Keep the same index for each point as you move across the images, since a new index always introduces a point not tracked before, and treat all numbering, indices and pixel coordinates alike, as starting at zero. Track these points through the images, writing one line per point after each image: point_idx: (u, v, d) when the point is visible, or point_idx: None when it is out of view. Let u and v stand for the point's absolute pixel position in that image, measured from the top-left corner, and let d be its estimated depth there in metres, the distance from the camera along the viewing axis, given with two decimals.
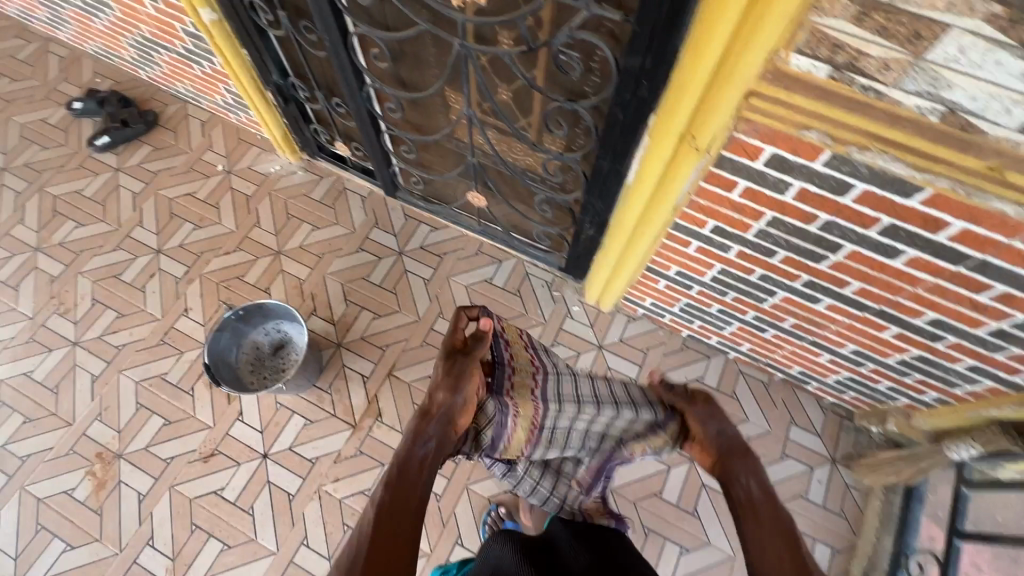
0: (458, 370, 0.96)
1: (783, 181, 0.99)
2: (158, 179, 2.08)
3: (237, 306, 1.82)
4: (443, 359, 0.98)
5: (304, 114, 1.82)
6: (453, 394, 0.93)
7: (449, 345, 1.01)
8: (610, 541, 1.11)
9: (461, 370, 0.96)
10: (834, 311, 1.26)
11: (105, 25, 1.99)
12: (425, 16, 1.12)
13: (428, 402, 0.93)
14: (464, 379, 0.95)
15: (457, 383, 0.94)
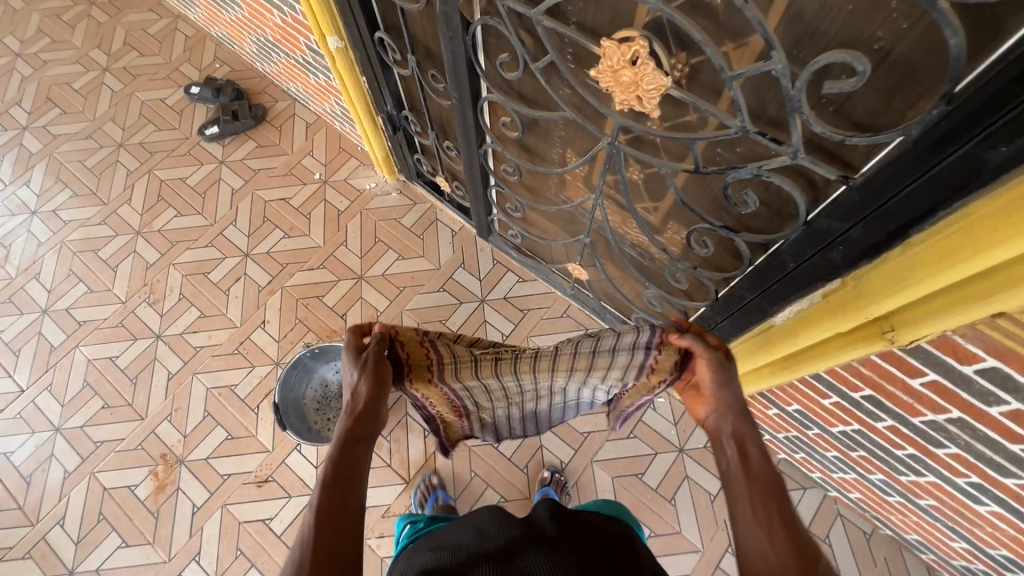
0: (373, 380, 0.81)
1: (995, 394, 0.77)
2: (257, 178, 2.06)
3: (312, 344, 1.78)
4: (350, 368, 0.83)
5: (411, 145, 1.73)
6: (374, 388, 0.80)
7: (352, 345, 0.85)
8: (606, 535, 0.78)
9: (376, 371, 0.81)
10: (998, 519, 1.02)
11: (232, 18, 1.96)
12: (572, 103, 0.97)
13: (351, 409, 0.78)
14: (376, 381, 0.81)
15: (369, 385, 0.80)
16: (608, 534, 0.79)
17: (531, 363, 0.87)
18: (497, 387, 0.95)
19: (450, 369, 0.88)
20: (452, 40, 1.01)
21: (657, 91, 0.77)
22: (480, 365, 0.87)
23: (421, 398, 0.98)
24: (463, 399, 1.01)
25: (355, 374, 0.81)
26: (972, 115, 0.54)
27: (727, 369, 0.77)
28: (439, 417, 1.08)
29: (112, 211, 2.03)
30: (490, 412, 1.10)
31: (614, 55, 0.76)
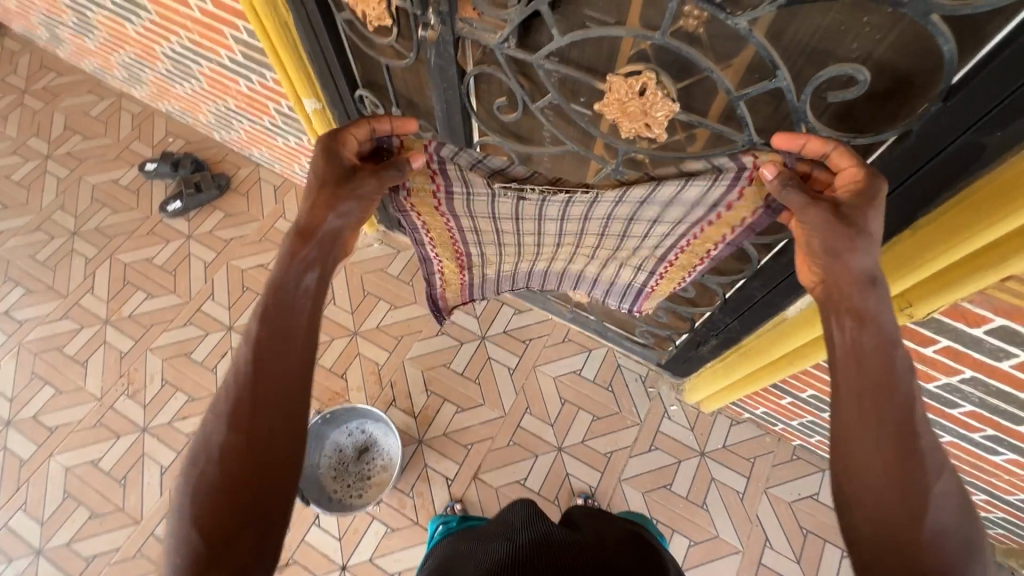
0: (355, 196, 0.78)
1: (1004, 350, 0.84)
2: (229, 248, 2.00)
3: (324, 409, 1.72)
4: (330, 153, 0.77)
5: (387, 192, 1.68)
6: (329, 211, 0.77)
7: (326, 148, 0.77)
8: (634, 535, 0.85)
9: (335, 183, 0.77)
10: (1016, 466, 1.09)
11: (184, 91, 1.90)
12: (573, 135, 1.01)
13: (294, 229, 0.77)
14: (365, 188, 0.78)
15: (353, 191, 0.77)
16: (631, 535, 0.86)
17: (559, 210, 0.84)
18: (506, 233, 0.98)
19: (469, 209, 0.89)
20: (446, 88, 1.04)
21: (666, 116, 0.82)
22: (497, 201, 0.84)
23: (424, 231, 1.01)
24: (472, 244, 1.04)
25: (336, 179, 0.77)
26: (969, 106, 0.61)
27: (848, 229, 0.64)
28: (439, 264, 1.14)
29: (73, 303, 1.92)
30: (495, 267, 1.16)
31: (622, 89, 0.82)
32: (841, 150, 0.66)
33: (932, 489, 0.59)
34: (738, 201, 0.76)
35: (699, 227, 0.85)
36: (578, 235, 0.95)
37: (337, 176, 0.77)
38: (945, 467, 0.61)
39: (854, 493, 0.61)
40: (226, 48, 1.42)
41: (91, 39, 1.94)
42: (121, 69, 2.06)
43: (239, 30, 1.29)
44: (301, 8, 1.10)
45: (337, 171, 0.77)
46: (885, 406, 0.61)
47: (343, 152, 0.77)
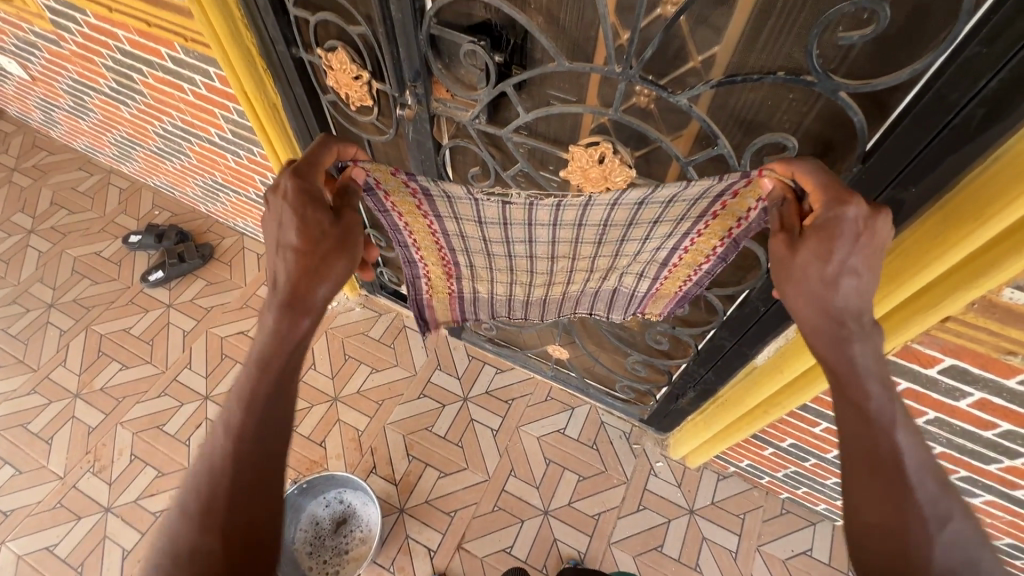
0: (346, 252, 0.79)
1: (959, 389, 0.89)
2: (210, 316, 2.00)
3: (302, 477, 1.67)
4: (306, 190, 0.76)
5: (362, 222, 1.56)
6: (319, 279, 0.77)
7: (301, 199, 0.76)
8: None
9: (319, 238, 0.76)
10: (994, 508, 1.09)
11: (173, 167, 1.98)
12: None
13: (285, 297, 0.75)
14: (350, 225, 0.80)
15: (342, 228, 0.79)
16: None
17: (550, 215, 0.87)
18: (494, 240, 1.00)
19: (462, 217, 0.93)
20: (423, 160, 1.12)
21: (625, 181, 0.91)
22: (482, 205, 0.87)
23: (415, 234, 1.05)
24: (455, 249, 1.08)
25: (322, 216, 0.76)
26: (886, 166, 0.68)
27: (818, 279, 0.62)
28: (425, 269, 1.18)
29: (43, 377, 1.88)
30: (481, 278, 1.18)
31: (583, 157, 0.90)
32: (805, 171, 0.63)
33: (934, 538, 0.56)
34: (743, 188, 0.72)
35: (701, 223, 0.84)
36: (573, 242, 0.96)
37: (319, 211, 0.76)
38: (953, 512, 0.57)
39: (852, 541, 0.60)
40: (216, 127, 1.51)
41: (86, 120, 2.03)
42: (113, 147, 2.14)
43: (230, 111, 1.39)
44: (289, 90, 1.19)
45: (318, 207, 0.76)
46: (873, 454, 0.59)
47: (319, 188, 0.78)
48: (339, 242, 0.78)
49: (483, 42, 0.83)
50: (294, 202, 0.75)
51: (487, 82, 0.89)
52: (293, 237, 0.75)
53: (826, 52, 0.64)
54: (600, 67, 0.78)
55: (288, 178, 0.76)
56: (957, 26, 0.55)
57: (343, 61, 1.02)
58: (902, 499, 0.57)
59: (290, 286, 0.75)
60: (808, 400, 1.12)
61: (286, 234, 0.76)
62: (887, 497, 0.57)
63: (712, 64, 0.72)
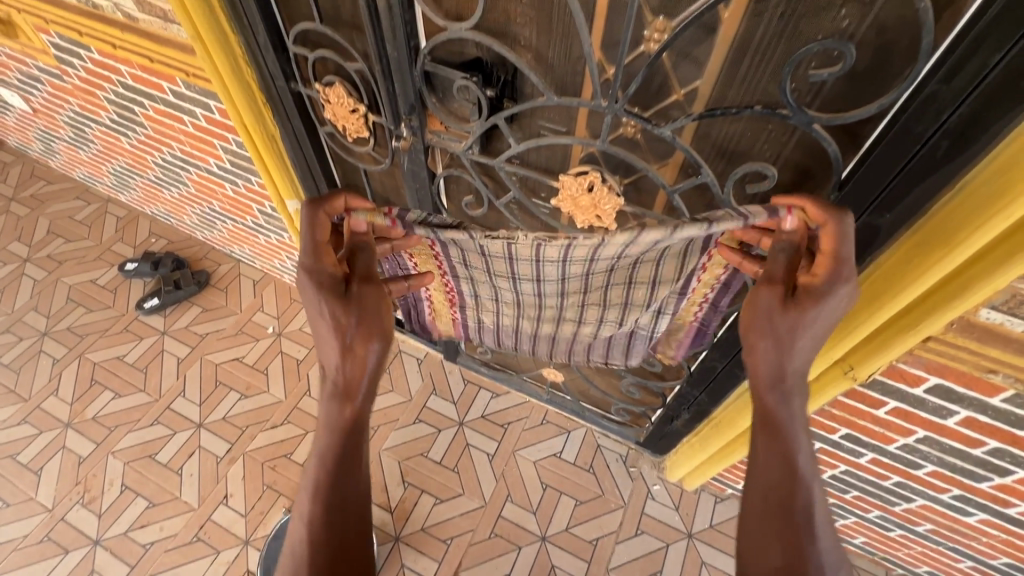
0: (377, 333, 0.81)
1: (946, 408, 0.90)
2: (205, 342, 2.00)
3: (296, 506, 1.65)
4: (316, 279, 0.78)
5: None
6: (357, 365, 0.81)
7: (327, 282, 0.79)
8: None
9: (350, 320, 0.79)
10: (988, 526, 1.10)
11: (171, 196, 2.00)
12: (536, 227, 1.11)
13: (333, 391, 0.80)
14: (373, 295, 0.81)
15: (365, 305, 0.80)
16: None
17: (557, 268, 0.88)
18: (504, 283, 1.00)
19: (468, 273, 0.93)
20: (418, 189, 1.14)
21: (614, 209, 0.94)
22: (492, 257, 0.88)
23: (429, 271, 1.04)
24: (460, 282, 1.06)
25: (340, 300, 0.78)
26: (861, 194, 0.72)
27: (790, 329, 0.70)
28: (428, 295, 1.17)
29: (33, 407, 1.87)
30: (485, 307, 1.18)
31: (573, 186, 0.94)
32: (828, 229, 0.66)
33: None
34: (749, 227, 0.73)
35: (706, 257, 0.83)
36: (583, 287, 0.95)
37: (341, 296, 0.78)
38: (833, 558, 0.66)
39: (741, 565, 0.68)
40: (215, 157, 1.54)
41: (86, 150, 2.06)
42: (111, 176, 2.17)
43: (229, 142, 1.42)
44: (287, 122, 1.22)
45: (336, 291, 0.78)
46: (775, 485, 0.68)
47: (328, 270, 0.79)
48: (367, 323, 0.80)
49: (476, 78, 0.87)
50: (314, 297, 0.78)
51: (480, 115, 0.93)
52: (330, 324, 0.79)
53: (799, 88, 0.68)
54: (588, 102, 0.82)
55: (300, 269, 0.79)
56: (916, 66, 0.59)
57: (341, 95, 1.06)
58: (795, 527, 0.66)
59: (338, 377, 0.81)
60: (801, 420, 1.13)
61: (322, 331, 0.80)
62: (775, 525, 0.67)
63: (694, 97, 0.76)
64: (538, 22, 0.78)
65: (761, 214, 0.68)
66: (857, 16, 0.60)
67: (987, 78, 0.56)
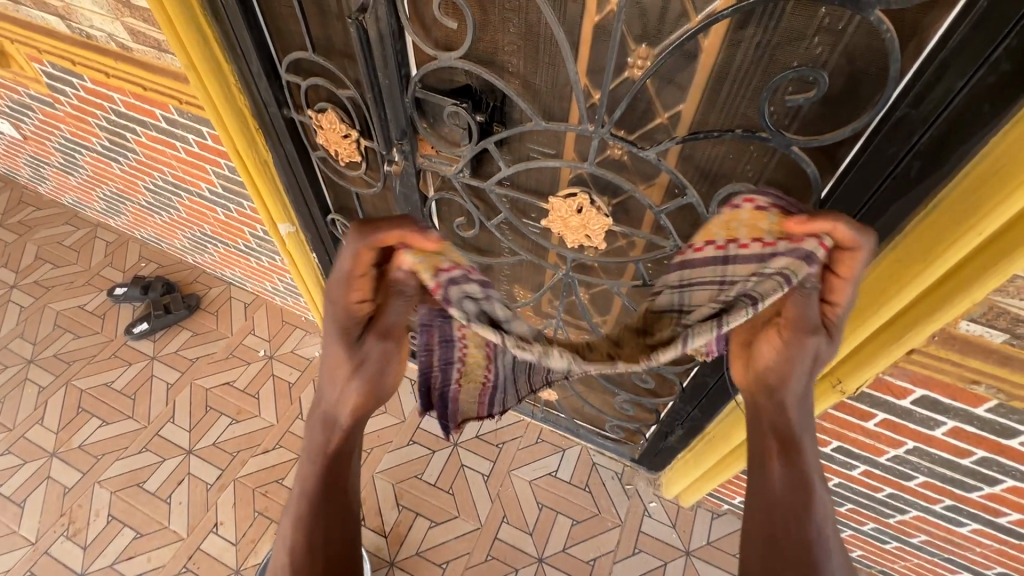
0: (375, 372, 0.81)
1: (933, 419, 0.92)
2: (195, 367, 1.97)
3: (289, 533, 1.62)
4: (339, 316, 0.76)
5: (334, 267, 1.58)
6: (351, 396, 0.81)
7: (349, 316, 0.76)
8: None
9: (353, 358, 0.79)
10: (981, 536, 1.10)
11: (161, 220, 2.00)
12: (527, 247, 1.13)
13: (328, 411, 0.81)
14: (384, 343, 0.80)
15: (373, 352, 0.80)
16: None
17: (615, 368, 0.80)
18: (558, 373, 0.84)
19: (538, 357, 0.70)
20: (410, 211, 1.16)
21: (602, 229, 0.95)
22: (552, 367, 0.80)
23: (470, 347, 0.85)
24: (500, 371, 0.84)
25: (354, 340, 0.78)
26: (840, 212, 0.74)
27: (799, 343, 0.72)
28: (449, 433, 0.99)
29: (18, 436, 1.84)
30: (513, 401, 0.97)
31: (562, 208, 0.95)
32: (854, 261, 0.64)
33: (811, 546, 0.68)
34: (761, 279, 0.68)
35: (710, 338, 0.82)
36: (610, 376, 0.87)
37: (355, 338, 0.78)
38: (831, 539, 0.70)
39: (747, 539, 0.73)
40: (207, 182, 1.55)
41: (76, 176, 2.06)
42: (101, 201, 2.17)
43: (221, 167, 1.43)
44: (280, 148, 1.24)
45: (353, 333, 0.77)
46: (784, 474, 0.72)
47: (351, 309, 0.75)
48: (369, 365, 0.81)
49: (465, 104, 0.89)
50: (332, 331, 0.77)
51: (470, 139, 0.95)
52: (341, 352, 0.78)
53: (777, 112, 0.71)
54: (575, 126, 0.84)
55: (331, 287, 0.75)
56: (886, 92, 0.62)
57: (333, 121, 1.08)
58: (803, 539, 0.68)
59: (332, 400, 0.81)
60: None
61: (330, 359, 0.79)
62: (781, 506, 0.71)
63: (677, 121, 0.78)
64: (525, 50, 0.81)
65: (801, 268, 0.65)
66: (829, 44, 0.63)
67: (952, 103, 0.58)
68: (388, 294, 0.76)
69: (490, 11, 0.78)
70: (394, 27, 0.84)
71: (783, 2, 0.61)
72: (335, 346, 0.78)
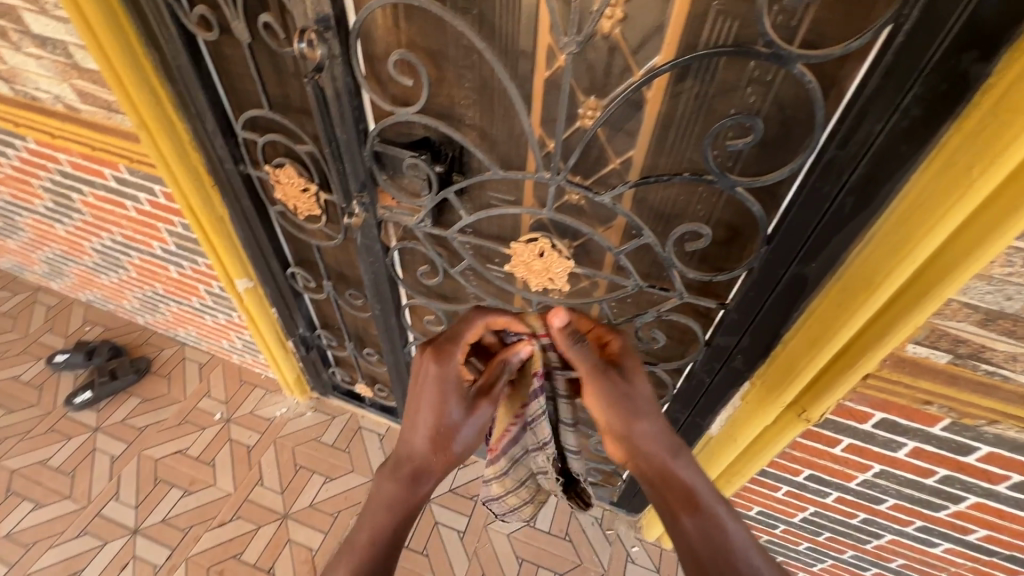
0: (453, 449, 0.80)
1: (895, 440, 0.94)
2: (143, 436, 1.84)
3: None
4: (447, 374, 0.80)
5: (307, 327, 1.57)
6: (428, 469, 0.79)
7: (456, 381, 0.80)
8: None
9: (440, 431, 0.79)
10: (954, 555, 1.11)
11: (108, 281, 1.91)
12: (492, 292, 1.13)
13: (405, 466, 0.78)
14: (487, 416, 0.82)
15: (472, 422, 0.80)
16: None
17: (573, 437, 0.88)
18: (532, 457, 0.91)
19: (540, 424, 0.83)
20: (372, 262, 1.15)
21: (565, 271, 0.99)
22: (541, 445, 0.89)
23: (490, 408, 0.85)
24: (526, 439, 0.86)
25: (458, 406, 0.80)
26: (786, 247, 0.77)
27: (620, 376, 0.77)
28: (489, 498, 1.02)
29: None
30: (511, 479, 0.96)
31: (525, 252, 0.99)
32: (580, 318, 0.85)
33: None
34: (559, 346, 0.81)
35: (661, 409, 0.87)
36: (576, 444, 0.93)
37: (454, 400, 0.80)
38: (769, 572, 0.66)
39: None
40: (159, 240, 1.50)
41: (16, 239, 1.96)
42: (43, 264, 2.06)
43: (174, 224, 1.39)
44: (235, 203, 1.22)
45: (455, 395, 0.80)
46: (690, 521, 0.69)
47: (456, 371, 0.80)
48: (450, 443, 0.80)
49: (424, 156, 0.91)
50: (432, 385, 0.80)
51: (430, 190, 0.96)
52: (431, 417, 0.79)
53: (720, 155, 0.75)
54: (531, 174, 0.87)
55: (446, 350, 0.81)
56: (815, 134, 0.67)
57: (292, 175, 1.08)
58: None
59: (411, 458, 0.79)
60: (765, 465, 1.15)
61: (422, 417, 0.79)
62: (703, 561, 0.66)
63: (629, 166, 0.82)
64: (480, 104, 0.84)
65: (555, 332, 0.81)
66: (761, 93, 0.68)
67: (874, 144, 0.63)
68: (498, 367, 0.83)
69: (445, 68, 0.81)
70: (351, 85, 0.85)
71: (716, 58, 0.66)
72: (432, 401, 0.79)
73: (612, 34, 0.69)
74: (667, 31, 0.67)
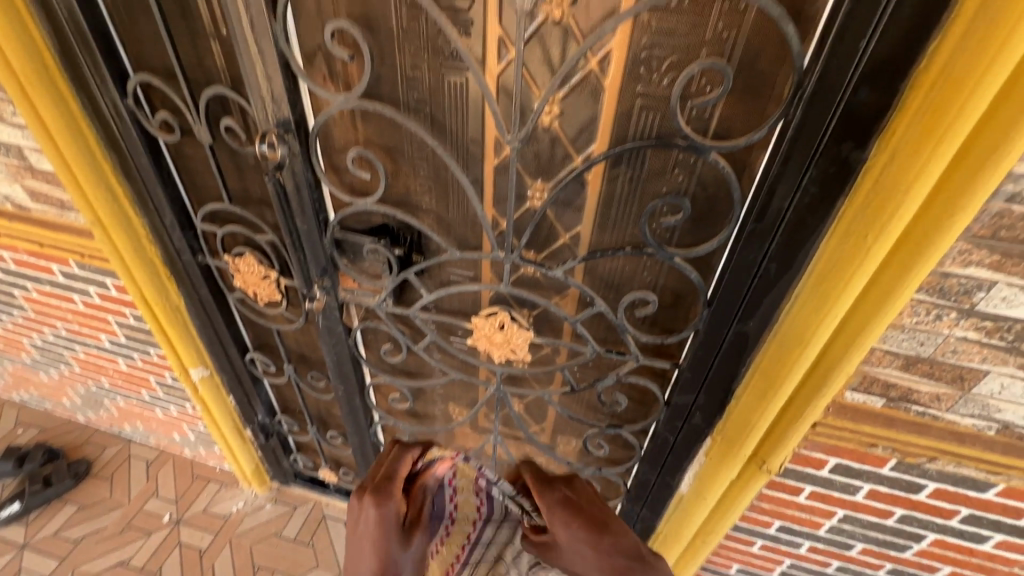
0: None
1: (852, 484, 0.98)
2: (79, 549, 1.70)
3: None
4: (384, 517, 0.63)
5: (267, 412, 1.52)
6: None
7: (393, 521, 0.63)
8: None
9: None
10: None
11: (48, 378, 1.80)
12: (457, 366, 1.15)
13: None
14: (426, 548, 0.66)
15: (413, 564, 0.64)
16: None
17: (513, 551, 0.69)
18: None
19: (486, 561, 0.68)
20: (334, 344, 1.15)
21: (526, 341, 1.02)
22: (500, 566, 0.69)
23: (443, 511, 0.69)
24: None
25: (398, 549, 0.63)
26: (725, 309, 0.84)
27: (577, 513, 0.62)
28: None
29: None
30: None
31: (486, 325, 1.02)
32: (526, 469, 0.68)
33: None
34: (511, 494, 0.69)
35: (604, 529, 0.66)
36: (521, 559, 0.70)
37: (395, 552, 0.62)
38: None
39: None
40: (108, 333, 1.44)
41: None
42: None
43: (126, 316, 1.35)
44: (193, 292, 1.21)
45: (394, 545, 0.62)
46: None
47: (392, 512, 0.63)
48: None
49: (384, 241, 0.96)
50: (368, 534, 0.62)
51: (391, 270, 0.99)
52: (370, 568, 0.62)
53: (657, 230, 0.82)
54: (487, 253, 0.92)
55: (372, 492, 0.64)
56: (736, 211, 0.75)
57: (252, 264, 1.09)
58: None
59: None
60: (737, 520, 1.15)
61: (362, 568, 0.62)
62: None
63: (578, 240, 0.88)
64: (436, 191, 0.90)
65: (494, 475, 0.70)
66: (686, 174, 0.76)
67: (786, 218, 0.71)
68: (422, 498, 0.67)
69: (401, 161, 0.88)
70: (310, 179, 0.90)
71: (643, 148, 0.75)
72: (371, 554, 0.62)
73: (552, 127, 0.77)
74: (599, 125, 0.76)
